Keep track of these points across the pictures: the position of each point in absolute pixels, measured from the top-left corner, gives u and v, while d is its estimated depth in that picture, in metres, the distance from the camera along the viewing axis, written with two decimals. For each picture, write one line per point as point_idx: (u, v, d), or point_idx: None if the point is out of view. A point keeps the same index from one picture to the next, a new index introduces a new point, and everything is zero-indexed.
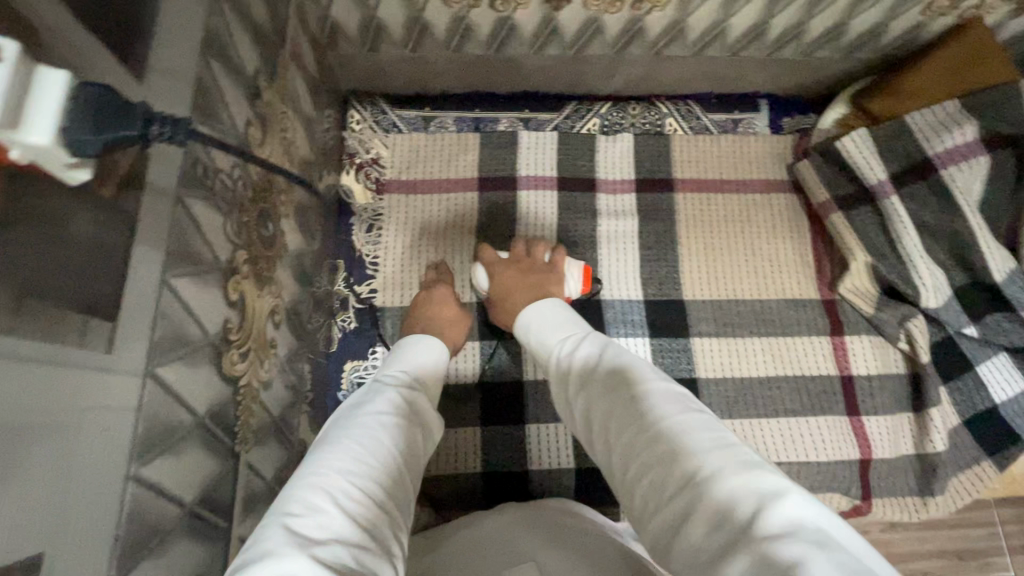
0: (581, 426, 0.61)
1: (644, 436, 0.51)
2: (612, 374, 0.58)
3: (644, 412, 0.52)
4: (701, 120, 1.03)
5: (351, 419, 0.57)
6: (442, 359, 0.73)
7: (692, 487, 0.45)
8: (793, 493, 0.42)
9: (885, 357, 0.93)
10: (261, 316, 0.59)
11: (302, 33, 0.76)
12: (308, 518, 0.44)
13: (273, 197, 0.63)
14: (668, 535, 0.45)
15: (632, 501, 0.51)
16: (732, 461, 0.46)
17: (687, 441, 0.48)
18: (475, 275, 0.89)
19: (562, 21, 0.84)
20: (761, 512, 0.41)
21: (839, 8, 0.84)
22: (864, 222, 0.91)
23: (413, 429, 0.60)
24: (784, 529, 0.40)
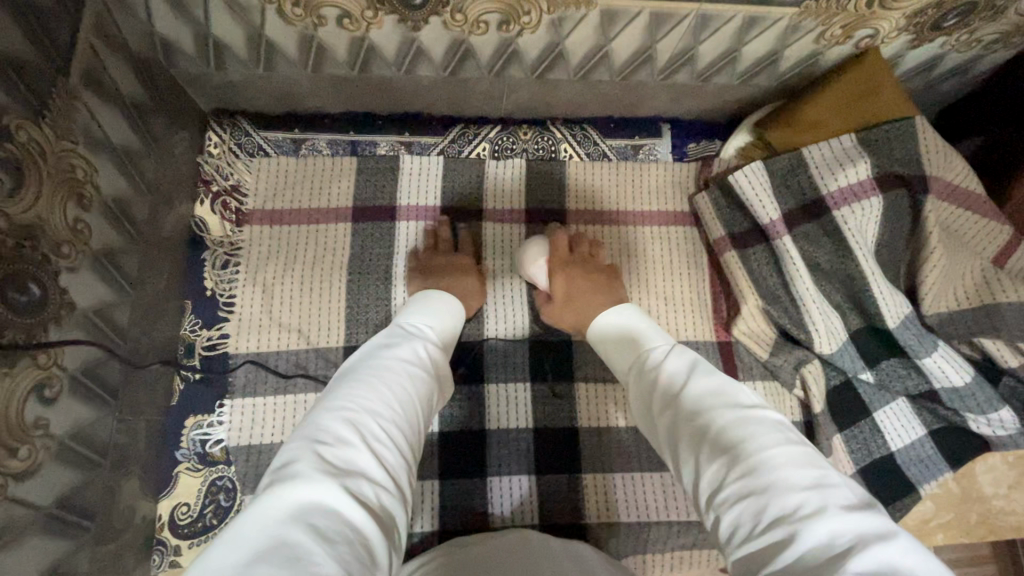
0: (663, 444, 0.59)
1: (744, 459, 0.50)
2: (712, 396, 0.57)
3: (743, 437, 0.51)
4: (598, 146, 0.97)
5: (377, 364, 0.60)
6: (450, 314, 0.75)
7: (792, 515, 0.44)
8: (899, 539, 0.42)
9: (781, 404, 0.89)
10: (13, 398, 0.50)
11: (110, 53, 0.66)
12: (339, 455, 0.48)
13: (40, 252, 0.54)
14: (761, 558, 0.44)
15: (718, 522, 0.49)
16: (837, 503, 0.45)
17: (790, 472, 0.48)
18: (530, 258, 0.84)
19: (425, 41, 0.76)
20: (863, 549, 0.41)
21: (727, 34, 0.77)
22: (758, 262, 0.86)
23: (432, 389, 0.63)
24: (882, 570, 0.39)
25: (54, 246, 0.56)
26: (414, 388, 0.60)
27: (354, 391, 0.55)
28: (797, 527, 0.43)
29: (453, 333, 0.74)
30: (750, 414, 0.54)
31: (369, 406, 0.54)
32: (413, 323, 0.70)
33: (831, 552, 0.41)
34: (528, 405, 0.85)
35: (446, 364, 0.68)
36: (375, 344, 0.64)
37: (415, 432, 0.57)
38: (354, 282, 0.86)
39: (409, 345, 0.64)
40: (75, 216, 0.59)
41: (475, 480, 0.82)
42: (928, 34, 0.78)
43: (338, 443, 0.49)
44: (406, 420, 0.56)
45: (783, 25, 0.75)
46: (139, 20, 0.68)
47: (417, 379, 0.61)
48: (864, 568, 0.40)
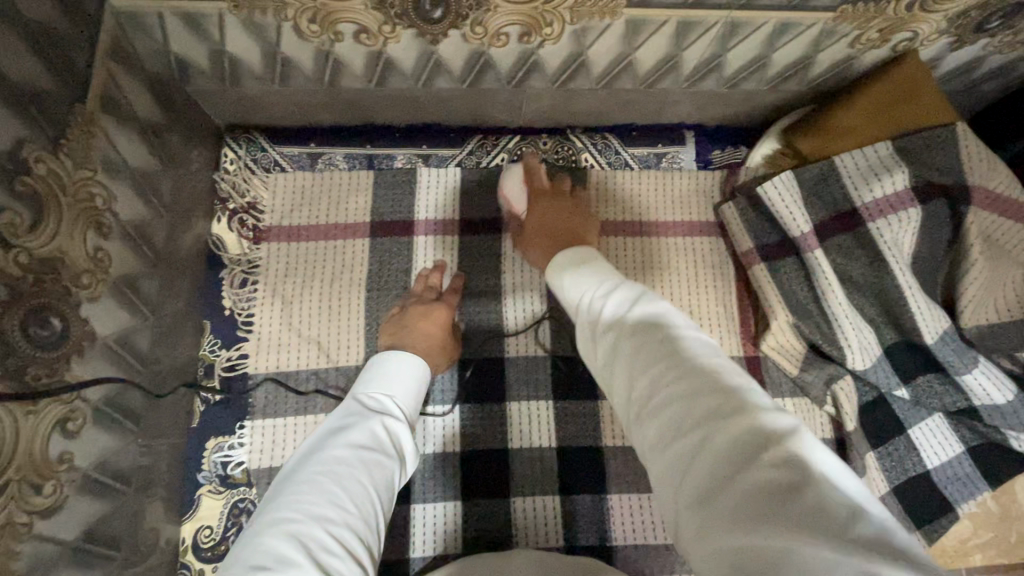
0: (603, 369, 0.56)
1: (670, 369, 0.48)
2: (648, 317, 0.54)
3: (672, 350, 0.49)
4: (620, 155, 0.94)
5: (325, 460, 0.57)
6: (416, 374, 0.71)
7: (708, 416, 0.43)
8: (806, 436, 0.41)
9: (811, 420, 0.87)
10: (37, 434, 0.50)
11: (126, 74, 0.65)
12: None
13: (62, 285, 0.53)
14: (675, 467, 0.43)
15: (643, 434, 0.48)
16: (753, 403, 0.43)
17: (711, 378, 0.46)
18: (510, 179, 0.86)
19: (444, 54, 0.74)
20: (768, 444, 0.40)
21: (757, 41, 0.74)
22: (789, 276, 0.83)
23: (389, 470, 0.60)
24: (783, 462, 0.39)
25: (75, 277, 0.55)
26: (366, 478, 0.57)
27: (299, 500, 0.52)
28: (708, 429, 0.42)
29: (418, 399, 0.71)
30: (683, 331, 0.51)
31: (315, 514, 0.51)
32: (370, 395, 0.66)
33: (739, 448, 0.40)
34: (551, 424, 0.83)
35: (410, 438, 0.65)
36: (325, 435, 0.61)
37: (370, 527, 0.54)
38: (372, 300, 0.85)
39: (362, 426, 0.61)
40: (95, 245, 0.58)
41: (498, 501, 0.80)
42: (970, 36, 0.74)
43: (278, 565, 0.46)
44: (359, 520, 0.53)
45: (816, 30, 0.72)
46: (154, 39, 0.67)
47: (368, 465, 0.58)
48: (767, 459, 0.39)
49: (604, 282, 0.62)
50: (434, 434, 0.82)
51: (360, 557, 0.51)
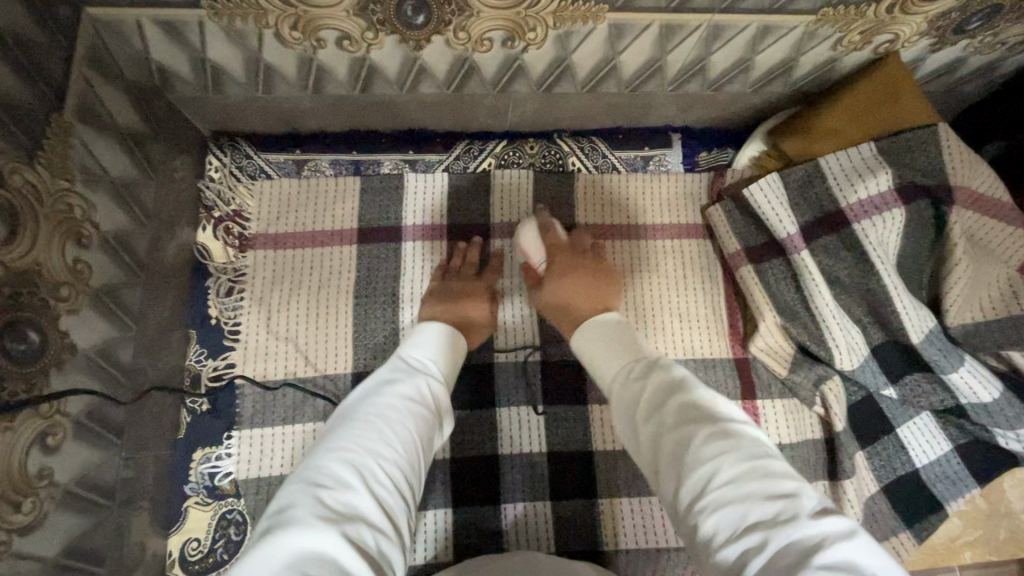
0: (646, 458, 0.58)
1: (722, 475, 0.50)
2: (693, 408, 0.56)
3: (722, 448, 0.52)
4: (607, 159, 0.94)
5: (377, 405, 0.61)
6: (448, 343, 0.73)
7: (766, 526, 0.46)
8: (863, 538, 0.44)
9: (800, 421, 0.86)
10: (14, 450, 0.49)
11: (105, 83, 0.65)
12: (339, 500, 0.51)
13: (38, 297, 0.52)
14: (736, 572, 0.45)
15: (694, 532, 0.50)
16: (808, 511, 0.46)
17: (765, 483, 0.49)
18: (525, 238, 0.84)
19: (428, 60, 0.73)
20: (829, 549, 0.43)
21: (740, 44, 0.75)
22: (776, 278, 0.83)
23: (434, 425, 0.64)
24: (844, 566, 0.42)
25: (53, 289, 0.54)
26: (412, 427, 0.61)
27: (354, 436, 0.57)
28: (771, 537, 0.45)
29: (459, 357, 0.74)
30: (731, 426, 0.54)
31: (367, 452, 0.56)
32: (411, 356, 0.69)
33: (801, 556, 0.43)
34: (541, 429, 0.83)
35: (451, 395, 0.69)
36: (377, 382, 0.66)
37: (415, 472, 0.59)
38: (360, 307, 0.85)
39: (411, 379, 0.65)
40: (74, 257, 0.57)
41: (488, 508, 0.80)
42: (950, 37, 0.75)
43: (336, 490, 0.51)
44: (406, 461, 0.58)
45: (798, 32, 0.73)
46: (134, 48, 0.67)
47: (417, 418, 0.62)
48: (828, 564, 0.42)
49: (642, 362, 0.65)
50: None
51: (404, 495, 0.56)
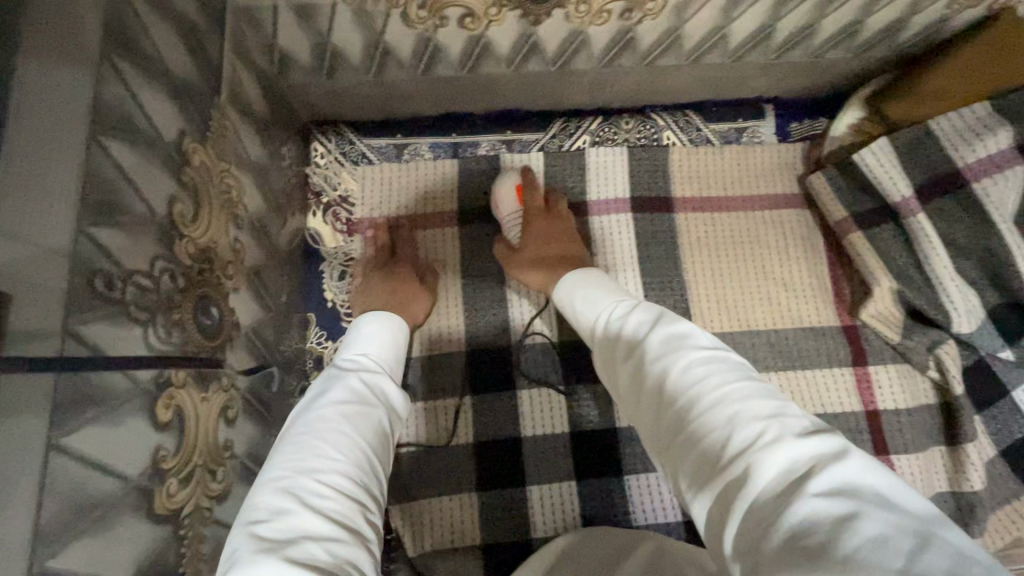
0: (624, 398, 0.55)
1: (715, 448, 0.44)
2: (673, 337, 0.53)
3: (705, 374, 0.49)
4: (701, 132, 0.95)
5: (307, 418, 0.56)
6: (394, 332, 0.70)
7: (745, 452, 0.43)
8: (857, 457, 0.40)
9: (913, 386, 0.85)
10: (209, 420, 0.50)
11: (244, 69, 0.66)
12: (275, 528, 0.45)
13: (215, 275, 0.54)
14: (719, 509, 0.42)
15: (677, 476, 0.47)
16: (794, 431, 0.43)
17: (748, 405, 0.46)
18: (499, 196, 0.85)
19: (542, 35, 0.74)
20: (819, 471, 0.39)
21: (855, 6, 0.74)
22: (887, 242, 0.82)
23: (379, 420, 0.59)
24: (837, 488, 0.38)
25: (223, 269, 0.56)
26: (349, 424, 0.55)
27: (287, 455, 0.51)
28: (755, 457, 0.42)
29: (400, 349, 0.70)
30: (710, 353, 0.51)
31: (303, 465, 0.50)
32: (348, 355, 0.65)
33: (786, 482, 0.40)
34: None
35: (391, 386, 0.64)
36: (303, 400, 0.60)
37: (366, 467, 0.53)
38: (469, 285, 0.86)
39: (338, 378, 0.60)
40: (234, 238, 0.59)
41: (611, 479, 0.79)
42: None
43: (273, 517, 0.46)
44: (348, 462, 0.52)
45: None
46: (264, 35, 0.68)
47: (351, 415, 0.56)
48: (819, 488, 0.38)
49: (616, 306, 0.62)
50: (542, 409, 0.81)
51: (356, 491, 0.50)
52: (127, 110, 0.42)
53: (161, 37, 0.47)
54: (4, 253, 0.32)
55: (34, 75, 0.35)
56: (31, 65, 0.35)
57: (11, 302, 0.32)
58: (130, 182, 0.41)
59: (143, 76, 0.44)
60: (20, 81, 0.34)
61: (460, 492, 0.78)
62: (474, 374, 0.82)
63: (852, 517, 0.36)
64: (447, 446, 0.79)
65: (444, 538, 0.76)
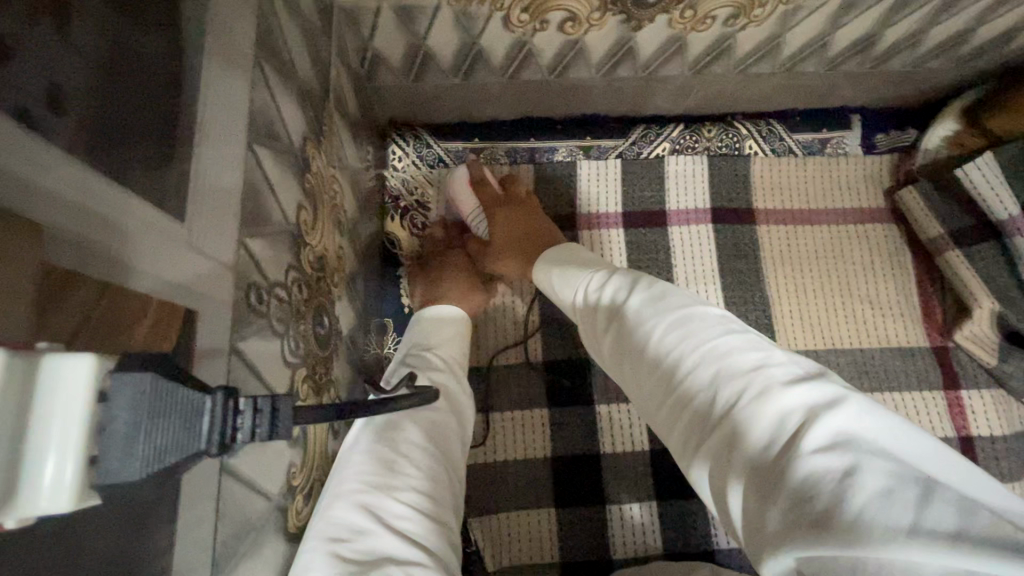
0: (616, 371, 0.54)
1: (701, 410, 0.42)
2: (648, 304, 0.51)
3: (682, 338, 0.47)
4: (785, 141, 0.92)
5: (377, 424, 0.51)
6: (451, 329, 0.67)
7: (732, 412, 0.39)
8: (853, 403, 0.36)
9: (1009, 413, 0.81)
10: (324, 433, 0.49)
11: (343, 71, 0.65)
12: (357, 548, 0.41)
13: (327, 284, 0.53)
14: (716, 477, 0.39)
15: (671, 443, 0.45)
16: (779, 380, 0.39)
17: (728, 361, 0.42)
18: (455, 194, 0.84)
19: (639, 41, 0.71)
20: (811, 422, 0.35)
21: (969, 15, 0.71)
22: (987, 261, 0.78)
23: (448, 428, 0.54)
24: (833, 439, 0.34)
25: (332, 276, 0.55)
26: (426, 435, 0.51)
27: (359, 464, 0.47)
28: (737, 418, 0.39)
29: (464, 353, 0.66)
30: (688, 314, 0.49)
31: (380, 478, 0.46)
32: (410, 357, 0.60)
33: (779, 440, 0.36)
34: None
35: (458, 385, 0.60)
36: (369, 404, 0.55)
37: (442, 485, 0.49)
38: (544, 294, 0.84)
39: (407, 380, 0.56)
40: (338, 244, 0.58)
41: (693, 500, 0.76)
42: None
43: (354, 535, 0.42)
44: (426, 477, 0.48)
45: None
46: (362, 36, 0.67)
47: (426, 424, 0.52)
48: (814, 443, 0.34)
49: (592, 278, 0.59)
50: (621, 426, 0.79)
51: (430, 509, 0.46)
52: (271, 116, 0.41)
53: (292, 40, 0.46)
54: (190, 267, 0.29)
55: (212, 76, 0.33)
56: (209, 63, 0.33)
57: (198, 320, 0.29)
58: (273, 191, 0.40)
59: (281, 81, 0.43)
60: (201, 80, 0.32)
61: (537, 506, 0.76)
62: (551, 386, 0.81)
63: (851, 472, 0.32)
64: (524, 459, 0.78)
65: (521, 554, 0.74)
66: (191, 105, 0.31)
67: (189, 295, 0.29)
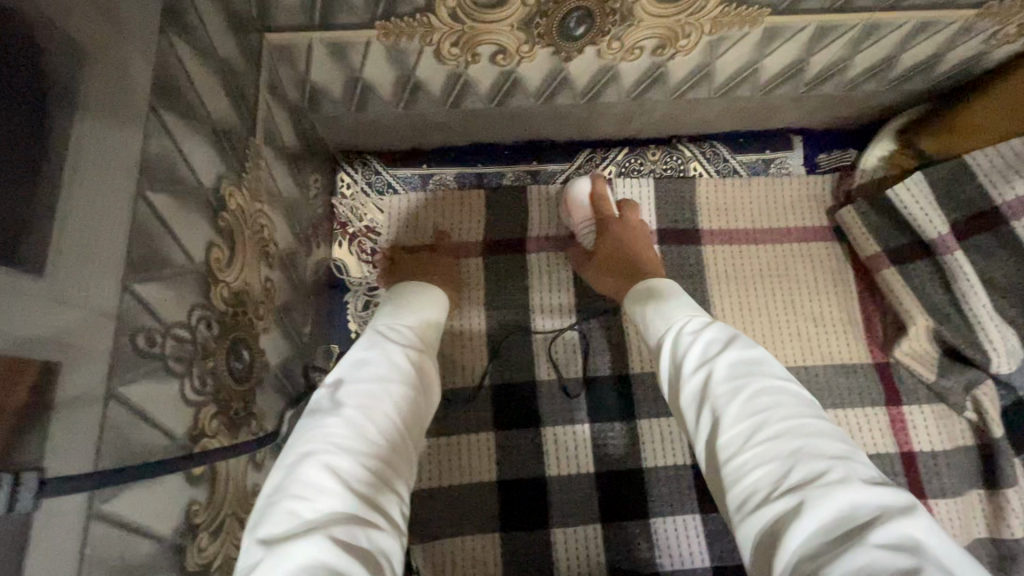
0: (679, 410, 0.53)
1: (777, 476, 0.42)
2: (745, 363, 0.49)
3: (772, 404, 0.46)
4: (728, 162, 0.94)
5: (351, 391, 0.51)
6: (438, 312, 0.67)
7: (809, 490, 0.40)
8: (927, 519, 0.38)
9: (950, 428, 0.82)
10: (238, 468, 0.49)
11: (276, 105, 0.66)
12: (315, 507, 0.42)
13: (248, 318, 0.53)
14: (771, 534, 0.40)
15: (725, 491, 0.45)
16: (863, 479, 0.41)
17: (816, 444, 0.43)
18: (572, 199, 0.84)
19: (573, 71, 0.73)
20: (883, 522, 0.38)
21: (891, 42, 0.73)
22: (921, 279, 0.80)
23: (421, 407, 0.55)
24: (898, 541, 0.37)
25: (255, 309, 0.55)
26: (396, 410, 0.51)
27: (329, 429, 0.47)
28: (812, 495, 0.40)
29: (438, 331, 0.65)
30: (783, 386, 0.48)
31: (347, 445, 0.46)
32: (391, 326, 0.60)
33: (844, 525, 0.39)
34: (683, 441, 0.80)
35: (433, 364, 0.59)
36: (345, 368, 0.54)
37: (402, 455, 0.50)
38: (493, 318, 0.85)
39: (387, 348, 0.56)
40: (265, 276, 0.58)
41: (638, 522, 0.76)
42: None
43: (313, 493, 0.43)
44: (390, 449, 0.49)
45: (955, 28, 0.71)
46: (298, 71, 0.68)
47: (398, 397, 0.52)
48: (881, 539, 0.37)
49: (688, 320, 0.57)
50: (566, 449, 0.79)
51: (396, 482, 0.48)
52: (171, 159, 0.42)
53: (204, 83, 0.47)
54: (54, 321, 0.31)
55: (91, 129, 0.35)
56: (89, 117, 0.34)
57: (60, 371, 0.31)
58: (172, 235, 0.41)
59: (187, 124, 0.44)
60: (79, 134, 0.33)
61: (483, 530, 0.76)
62: (499, 410, 0.81)
63: None
64: (470, 484, 0.78)
65: None
66: (61, 162, 0.32)
67: (48, 348, 0.30)
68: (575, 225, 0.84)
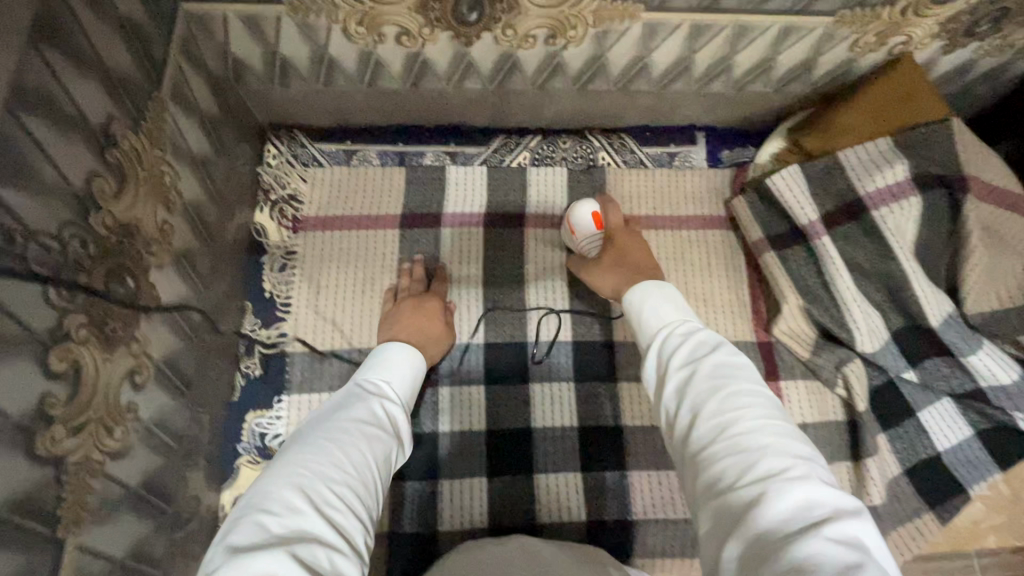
0: (659, 407, 0.57)
1: (744, 467, 0.46)
2: (724, 365, 0.54)
3: (747, 404, 0.50)
4: (635, 154, 1.01)
5: (331, 429, 0.55)
6: (415, 368, 0.71)
7: (769, 481, 0.44)
8: (868, 521, 0.42)
9: (822, 403, 0.89)
10: (111, 380, 0.54)
11: (191, 69, 0.72)
12: (288, 524, 0.44)
13: (136, 248, 0.58)
14: (732, 525, 0.43)
15: (693, 483, 0.48)
16: (822, 480, 0.45)
17: (782, 442, 0.47)
18: (577, 213, 0.84)
19: (475, 55, 0.80)
20: (836, 519, 0.41)
21: (763, 43, 0.81)
22: (798, 263, 0.87)
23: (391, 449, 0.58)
24: (849, 539, 0.40)
25: (147, 243, 0.60)
26: (372, 451, 0.55)
27: (309, 458, 0.50)
28: (772, 487, 0.43)
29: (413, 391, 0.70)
30: (756, 390, 0.52)
31: (324, 473, 0.49)
32: (371, 379, 0.66)
33: (799, 518, 0.42)
34: (574, 406, 0.85)
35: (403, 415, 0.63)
36: (329, 408, 0.60)
37: (372, 488, 0.52)
38: None
39: (366, 402, 0.61)
40: (163, 218, 0.64)
41: (523, 478, 0.81)
42: (961, 38, 0.81)
43: (287, 512, 0.45)
44: (363, 483, 0.51)
45: (818, 33, 0.79)
46: (217, 40, 0.75)
47: (369, 436, 0.56)
48: (833, 534, 0.40)
49: (682, 324, 0.61)
50: (462, 408, 0.84)
51: (360, 505, 0.50)
52: (49, 90, 0.47)
53: (97, 32, 0.53)
54: None
55: None
56: None
57: None
58: (45, 153, 0.47)
59: (72, 63, 0.50)
60: None
61: None
62: None
63: (856, 566, 0.38)
64: None
65: None
66: None
67: None
68: (575, 241, 0.84)
